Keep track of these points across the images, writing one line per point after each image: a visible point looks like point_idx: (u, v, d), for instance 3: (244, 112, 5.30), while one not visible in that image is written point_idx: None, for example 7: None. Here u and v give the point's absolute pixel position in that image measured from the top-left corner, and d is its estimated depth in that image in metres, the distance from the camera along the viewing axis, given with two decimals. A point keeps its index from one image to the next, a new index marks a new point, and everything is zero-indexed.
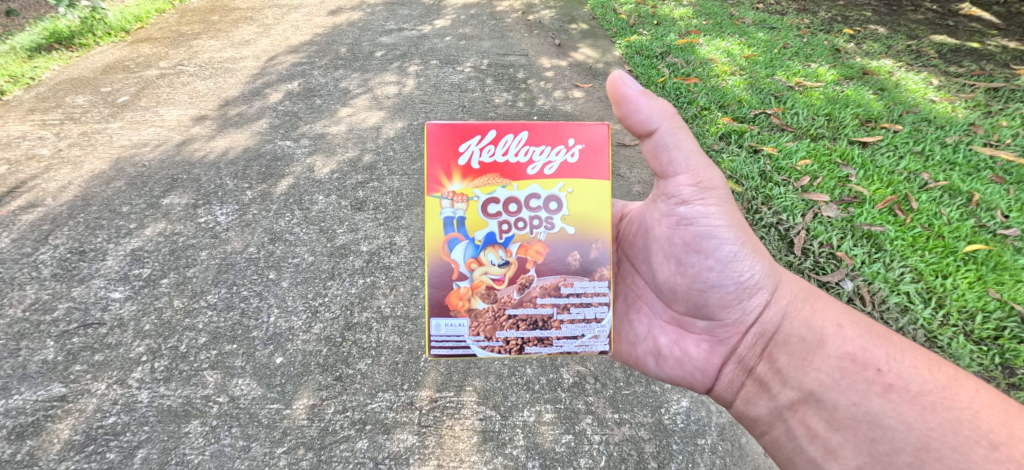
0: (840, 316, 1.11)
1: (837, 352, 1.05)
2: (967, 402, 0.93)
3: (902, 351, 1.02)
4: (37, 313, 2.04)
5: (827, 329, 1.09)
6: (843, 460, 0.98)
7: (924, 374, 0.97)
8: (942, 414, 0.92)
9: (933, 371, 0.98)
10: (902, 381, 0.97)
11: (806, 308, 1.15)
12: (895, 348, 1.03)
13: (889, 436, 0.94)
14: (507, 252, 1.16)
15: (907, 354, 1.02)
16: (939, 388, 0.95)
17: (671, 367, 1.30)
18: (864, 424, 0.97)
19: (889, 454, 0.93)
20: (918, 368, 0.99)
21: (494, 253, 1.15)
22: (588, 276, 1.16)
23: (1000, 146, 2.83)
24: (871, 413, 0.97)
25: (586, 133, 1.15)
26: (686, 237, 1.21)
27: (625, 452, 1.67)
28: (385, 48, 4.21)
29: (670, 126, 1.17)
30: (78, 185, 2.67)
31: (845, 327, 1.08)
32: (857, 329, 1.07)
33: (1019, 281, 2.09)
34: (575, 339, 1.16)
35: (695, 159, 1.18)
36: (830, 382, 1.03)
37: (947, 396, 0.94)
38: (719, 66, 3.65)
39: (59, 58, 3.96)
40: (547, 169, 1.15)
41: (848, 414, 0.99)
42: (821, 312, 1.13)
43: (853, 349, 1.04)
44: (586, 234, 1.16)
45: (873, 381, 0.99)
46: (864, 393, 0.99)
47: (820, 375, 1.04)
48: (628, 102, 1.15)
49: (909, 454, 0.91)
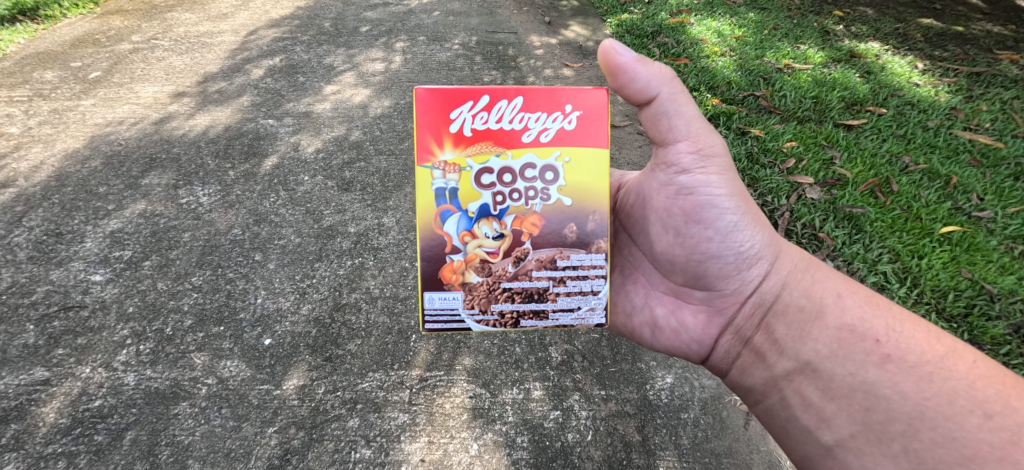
0: (839, 287, 1.13)
1: (836, 322, 1.06)
2: (964, 373, 0.93)
3: (901, 322, 1.03)
4: (15, 296, 1.99)
5: (826, 299, 1.11)
6: (836, 429, 0.99)
7: (922, 345, 0.98)
8: (938, 384, 0.92)
9: (932, 342, 0.99)
10: (900, 352, 0.97)
11: (806, 279, 1.17)
12: (893, 318, 1.04)
13: (884, 405, 0.94)
14: (496, 224, 1.16)
15: (905, 324, 1.03)
16: (937, 359, 0.95)
17: (667, 337, 1.32)
18: (860, 394, 0.97)
19: (883, 423, 0.93)
20: (917, 339, 0.99)
21: (484, 226, 1.15)
22: (585, 249, 1.17)
23: (978, 130, 2.89)
24: (865, 381, 0.97)
25: (583, 99, 1.14)
26: (687, 207, 1.22)
27: (611, 426, 1.72)
28: (371, 24, 4.10)
29: (670, 92, 1.16)
30: (52, 164, 2.58)
31: (845, 297, 1.10)
32: (856, 300, 1.09)
33: (989, 262, 2.17)
34: (572, 312, 1.17)
35: (696, 125, 1.18)
36: (827, 353, 1.03)
37: (944, 366, 0.94)
38: (709, 46, 3.63)
39: (24, 30, 3.77)
40: (543, 137, 1.14)
41: (844, 384, 0.99)
42: (821, 282, 1.15)
43: (852, 319, 1.05)
44: (584, 205, 1.16)
45: (871, 351, 0.99)
46: (861, 363, 0.99)
47: (817, 345, 1.06)
48: (624, 71, 1.15)
49: (903, 422, 0.91)
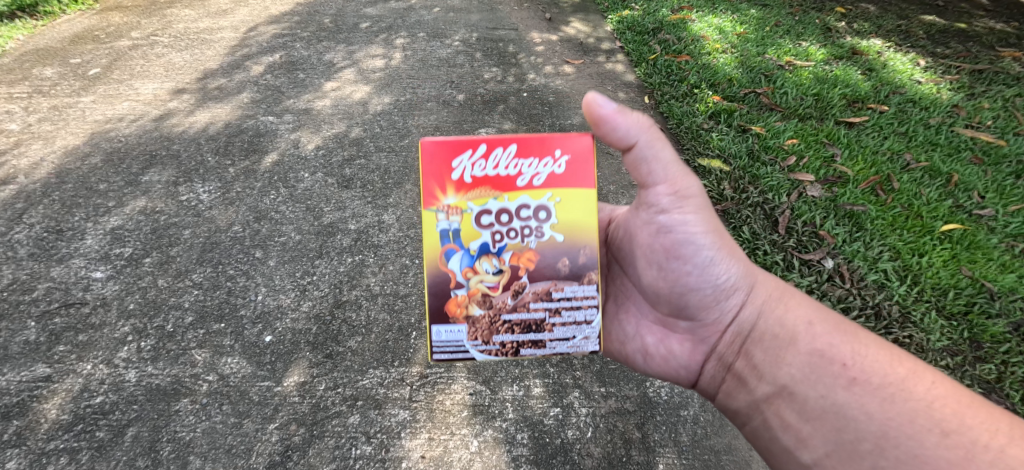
0: (812, 314, 1.11)
1: (808, 348, 1.05)
2: (924, 394, 0.93)
3: (868, 346, 1.02)
4: (16, 293, 2.00)
5: (799, 326, 1.10)
6: (812, 449, 0.99)
7: (885, 367, 0.98)
8: (900, 404, 0.92)
9: (894, 364, 0.98)
10: (866, 374, 0.97)
11: (781, 307, 1.15)
12: (859, 342, 1.03)
13: (853, 425, 0.94)
14: (495, 260, 1.14)
15: (872, 348, 1.02)
16: (899, 380, 0.95)
17: (657, 364, 1.30)
18: (830, 415, 0.97)
19: (853, 442, 0.94)
20: (881, 362, 0.99)
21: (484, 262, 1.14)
22: (580, 282, 1.16)
23: (980, 127, 2.88)
24: (834, 404, 0.97)
25: (572, 145, 1.13)
26: (666, 243, 1.18)
27: (611, 423, 1.72)
28: (371, 20, 4.08)
29: (649, 138, 1.08)
30: (52, 161, 2.58)
31: (816, 324, 1.09)
32: (828, 327, 1.07)
33: (990, 260, 2.18)
34: (567, 341, 1.17)
35: (675, 168, 1.12)
36: (800, 377, 1.03)
37: (906, 388, 0.94)
38: (710, 43, 3.62)
39: (23, 27, 3.76)
40: (536, 181, 1.12)
41: (816, 406, 0.99)
42: (795, 310, 1.13)
43: (822, 344, 1.04)
44: (578, 244, 1.15)
45: (839, 375, 0.99)
46: (830, 386, 0.99)
47: (792, 370, 1.05)
48: (604, 122, 1.07)
49: (870, 441, 0.92)
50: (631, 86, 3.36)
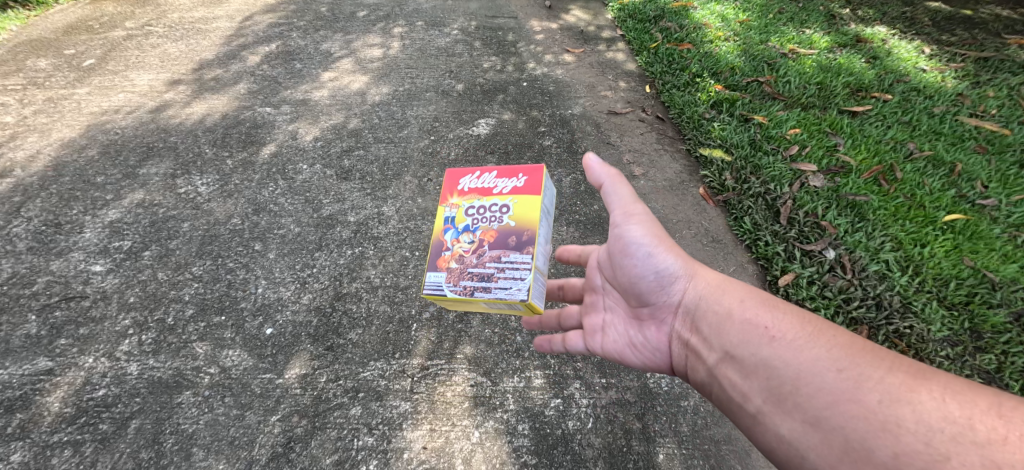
0: (745, 294, 1.29)
1: (740, 320, 1.22)
2: (827, 342, 1.09)
3: (785, 313, 1.19)
4: (16, 286, 1.99)
5: (732, 305, 1.27)
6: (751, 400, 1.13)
7: (797, 326, 1.14)
8: (809, 352, 1.08)
9: (803, 323, 1.14)
10: (784, 334, 1.14)
11: (720, 290, 1.32)
12: (781, 310, 1.19)
13: (777, 373, 1.10)
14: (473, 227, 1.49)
15: (788, 314, 1.18)
16: (806, 336, 1.11)
17: (638, 354, 1.45)
18: (760, 370, 1.13)
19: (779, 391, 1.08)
20: (794, 322, 1.15)
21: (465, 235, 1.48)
22: (523, 250, 1.42)
23: (985, 116, 2.86)
24: (761, 359, 1.13)
25: (530, 171, 1.54)
26: (624, 249, 1.43)
27: (611, 414, 1.74)
28: (368, 9, 4.02)
29: (611, 178, 1.46)
30: (49, 154, 2.56)
31: (746, 301, 1.26)
32: (754, 301, 1.25)
33: (992, 250, 2.18)
34: (508, 289, 1.39)
35: (627, 195, 1.43)
36: (734, 342, 1.20)
37: (813, 339, 1.10)
38: (713, 30, 3.57)
39: (16, 17, 3.71)
40: (505, 189, 1.52)
41: (749, 361, 1.15)
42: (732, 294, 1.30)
43: (750, 316, 1.22)
44: (528, 223, 1.45)
45: (762, 337, 1.16)
46: (756, 345, 1.16)
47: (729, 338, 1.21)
48: (587, 171, 1.48)
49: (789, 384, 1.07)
50: (631, 75, 3.33)
